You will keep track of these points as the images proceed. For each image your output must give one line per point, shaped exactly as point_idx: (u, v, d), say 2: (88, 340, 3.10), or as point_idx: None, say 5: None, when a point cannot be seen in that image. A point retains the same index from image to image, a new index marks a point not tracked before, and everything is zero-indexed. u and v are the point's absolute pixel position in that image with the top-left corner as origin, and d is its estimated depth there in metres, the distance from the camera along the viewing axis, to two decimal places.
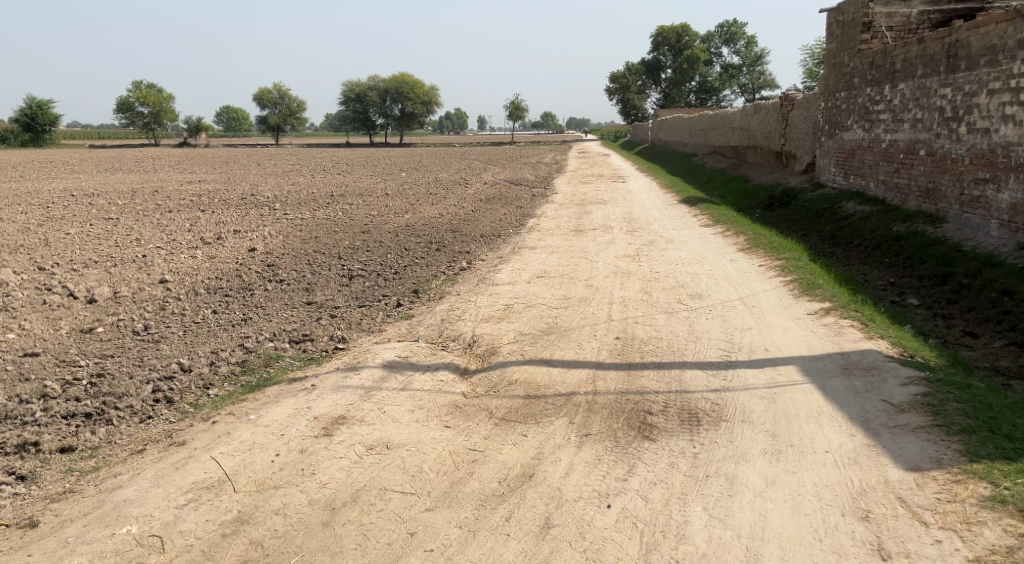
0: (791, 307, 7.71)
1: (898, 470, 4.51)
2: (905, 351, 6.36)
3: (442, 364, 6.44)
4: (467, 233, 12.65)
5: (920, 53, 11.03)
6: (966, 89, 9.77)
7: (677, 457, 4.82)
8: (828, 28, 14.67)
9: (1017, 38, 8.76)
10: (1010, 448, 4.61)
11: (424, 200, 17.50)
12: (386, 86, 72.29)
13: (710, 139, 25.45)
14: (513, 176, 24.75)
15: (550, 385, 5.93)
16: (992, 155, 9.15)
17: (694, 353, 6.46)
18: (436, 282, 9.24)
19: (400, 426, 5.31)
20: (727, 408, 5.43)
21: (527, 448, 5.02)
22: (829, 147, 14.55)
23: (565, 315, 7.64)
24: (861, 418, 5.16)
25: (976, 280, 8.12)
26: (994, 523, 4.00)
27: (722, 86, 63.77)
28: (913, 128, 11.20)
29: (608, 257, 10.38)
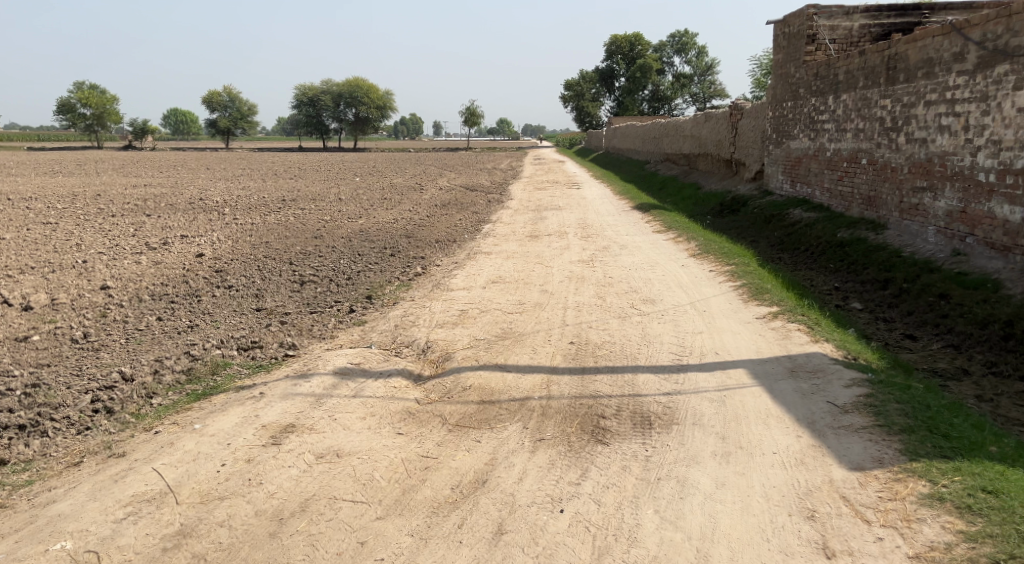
0: (741, 311, 7.86)
1: (842, 470, 4.63)
2: (849, 353, 6.55)
3: (395, 370, 6.37)
4: (422, 238, 12.58)
5: (862, 65, 11.37)
6: (905, 100, 10.10)
7: (629, 460, 4.86)
8: (775, 40, 15.04)
9: (952, 51, 9.09)
10: (948, 447, 4.77)
11: (378, 205, 17.37)
12: (339, 91, 71.54)
13: (662, 147, 25.79)
14: (469, 182, 24.74)
15: (504, 390, 5.91)
16: (929, 164, 9.48)
17: (646, 357, 6.53)
18: (390, 287, 9.16)
19: (352, 434, 5.23)
20: (678, 411, 5.50)
21: (481, 453, 4.99)
22: (777, 156, 14.92)
23: (520, 321, 7.64)
24: (807, 419, 5.28)
25: (916, 284, 8.40)
26: (933, 520, 4.12)
27: (674, 94, 64.79)
28: (856, 137, 11.55)
29: (563, 263, 10.44)
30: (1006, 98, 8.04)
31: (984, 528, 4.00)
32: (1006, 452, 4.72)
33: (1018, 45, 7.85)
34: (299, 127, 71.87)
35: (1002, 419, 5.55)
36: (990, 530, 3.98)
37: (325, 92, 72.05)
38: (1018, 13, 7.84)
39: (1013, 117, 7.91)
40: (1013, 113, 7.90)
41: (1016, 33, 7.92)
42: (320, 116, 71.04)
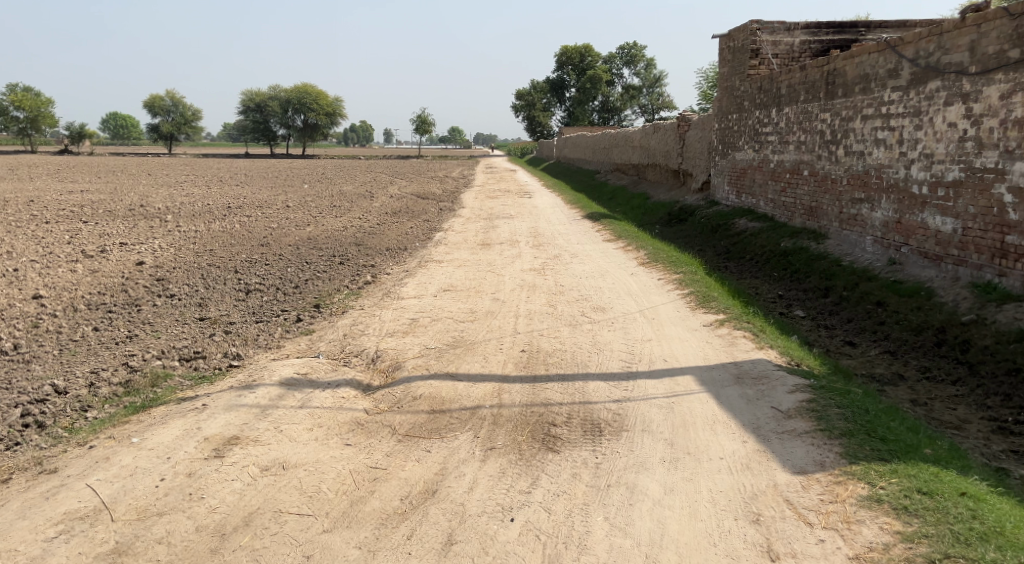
0: (689, 318, 7.99)
1: (785, 474, 4.73)
2: (792, 359, 6.72)
3: (344, 380, 6.27)
4: (372, 246, 12.45)
5: (802, 79, 11.72)
6: (844, 115, 10.44)
7: (579, 468, 4.88)
8: (720, 54, 15.39)
9: (886, 68, 9.43)
10: (885, 450, 4.92)
11: (328, 213, 17.15)
12: (288, 97, 70.50)
13: (612, 157, 26.09)
14: (421, 190, 24.59)
15: (455, 399, 5.88)
16: (867, 176, 9.82)
17: (597, 365, 6.58)
18: (339, 296, 9.04)
19: (298, 446, 5.13)
20: (627, 418, 5.55)
21: (430, 463, 4.95)
22: (723, 167, 15.26)
23: (471, 329, 7.62)
24: (752, 424, 5.39)
25: (855, 292, 8.68)
26: (872, 521, 4.22)
27: (624, 105, 65.74)
28: (798, 149, 11.89)
29: (515, 271, 10.45)
30: (937, 114, 8.37)
31: (920, 528, 4.12)
32: (939, 455, 4.90)
33: (949, 62, 8.18)
34: (245, 133, 70.48)
35: (936, 422, 5.75)
36: (925, 530, 4.10)
37: (273, 98, 70.91)
38: (948, 31, 8.18)
39: (944, 132, 8.25)
40: (945, 127, 8.23)
41: (947, 51, 8.26)
42: (267, 122, 69.87)
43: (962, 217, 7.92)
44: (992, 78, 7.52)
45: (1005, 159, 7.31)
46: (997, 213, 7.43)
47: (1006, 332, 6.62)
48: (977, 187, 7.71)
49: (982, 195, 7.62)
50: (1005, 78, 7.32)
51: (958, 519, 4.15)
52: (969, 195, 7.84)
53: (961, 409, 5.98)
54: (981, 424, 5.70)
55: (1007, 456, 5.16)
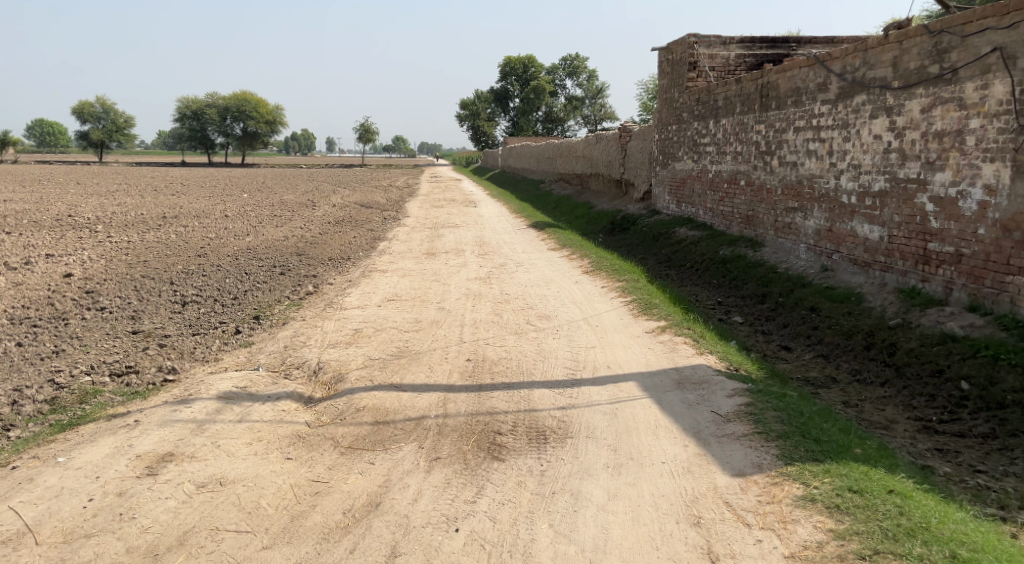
0: (631, 325, 8.11)
1: (725, 477, 4.84)
2: (731, 364, 6.88)
3: (285, 393, 6.16)
4: (314, 256, 12.25)
5: (738, 92, 12.06)
6: (777, 126, 10.79)
7: (525, 476, 4.89)
8: (659, 66, 15.72)
9: (816, 82, 9.78)
10: (818, 450, 5.08)
11: (268, 222, 16.81)
12: (226, 104, 68.88)
13: (556, 166, 26.32)
14: (364, 199, 24.33)
15: (399, 410, 5.83)
16: (800, 186, 10.16)
17: (542, 373, 6.61)
18: (280, 307, 8.87)
19: (236, 461, 5.00)
20: (572, 425, 5.59)
21: (374, 476, 4.88)
22: (663, 177, 15.57)
23: (416, 339, 7.57)
24: (693, 429, 5.49)
25: (790, 299, 8.96)
26: (807, 520, 4.34)
27: (567, 116, 66.44)
28: (734, 160, 12.23)
29: (460, 280, 10.44)
30: (864, 126, 8.72)
31: (851, 526, 4.25)
32: (869, 454, 5.08)
33: (874, 77, 8.53)
34: (181, 141, 68.62)
35: (866, 423, 5.97)
36: (856, 528, 4.23)
37: (211, 105, 69.20)
38: (873, 47, 8.53)
39: (871, 144, 8.60)
40: (871, 140, 8.58)
41: (871, 66, 8.61)
42: (204, 130, 68.21)
43: (889, 225, 8.27)
44: (913, 93, 7.87)
45: (927, 170, 7.67)
46: (920, 221, 7.78)
47: (930, 335, 6.92)
48: (902, 197, 8.07)
49: (906, 204, 7.97)
50: (926, 92, 7.67)
51: (887, 516, 4.30)
52: (894, 204, 8.19)
53: (889, 410, 6.22)
54: (908, 423, 5.94)
55: (931, 454, 5.38)
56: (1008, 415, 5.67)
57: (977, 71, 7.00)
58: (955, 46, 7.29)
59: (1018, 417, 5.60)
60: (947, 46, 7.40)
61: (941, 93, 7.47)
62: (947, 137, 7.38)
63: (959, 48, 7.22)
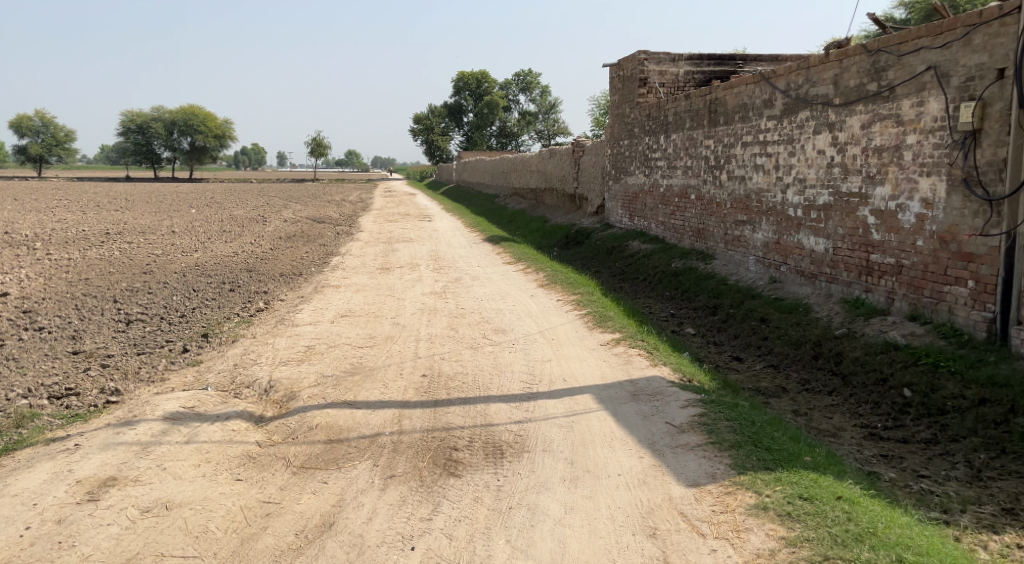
0: (586, 338, 8.15)
1: (680, 487, 4.88)
2: (685, 376, 6.97)
3: (235, 412, 6.01)
4: (265, 272, 12.01)
5: (687, 108, 12.30)
6: (725, 141, 11.03)
7: (481, 491, 4.86)
8: (611, 82, 15.94)
9: (761, 98, 10.05)
10: (769, 459, 5.16)
11: (217, 238, 16.44)
12: (173, 118, 67.39)
13: (510, 181, 26.43)
14: (315, 214, 24.02)
15: (353, 428, 5.73)
16: (748, 200, 10.40)
17: (498, 387, 6.58)
18: (229, 324, 8.66)
19: (183, 484, 4.85)
20: (528, 439, 5.58)
21: (327, 495, 4.79)
22: (616, 191, 15.78)
23: (370, 355, 7.48)
24: (648, 440, 5.54)
25: (740, 310, 9.14)
26: (759, 528, 4.40)
27: (521, 131, 66.88)
28: (685, 174, 12.46)
29: (415, 295, 10.37)
30: (808, 141, 8.97)
31: (802, 533, 4.32)
32: (818, 461, 5.18)
33: (817, 93, 8.79)
34: (126, 156, 66.89)
35: (815, 431, 6.10)
36: (806, 534, 4.30)
37: (157, 118, 67.58)
38: (815, 65, 8.79)
39: (814, 158, 8.85)
40: (814, 154, 8.84)
41: (814, 84, 8.87)
42: (150, 144, 66.58)
43: (833, 237, 8.52)
44: (854, 109, 8.13)
45: (868, 184, 7.93)
46: (863, 233, 8.03)
47: (873, 344, 7.12)
48: (845, 209, 8.32)
49: (850, 217, 8.22)
50: (865, 109, 7.94)
51: (836, 522, 4.38)
52: (837, 217, 8.44)
53: (836, 418, 6.37)
54: (855, 431, 6.09)
55: (876, 460, 5.53)
56: (949, 421, 5.86)
57: (913, 88, 7.27)
58: (892, 64, 7.56)
59: (957, 422, 5.79)
60: (885, 65, 7.67)
61: (879, 110, 7.74)
62: (886, 153, 7.65)
63: (896, 67, 7.50)
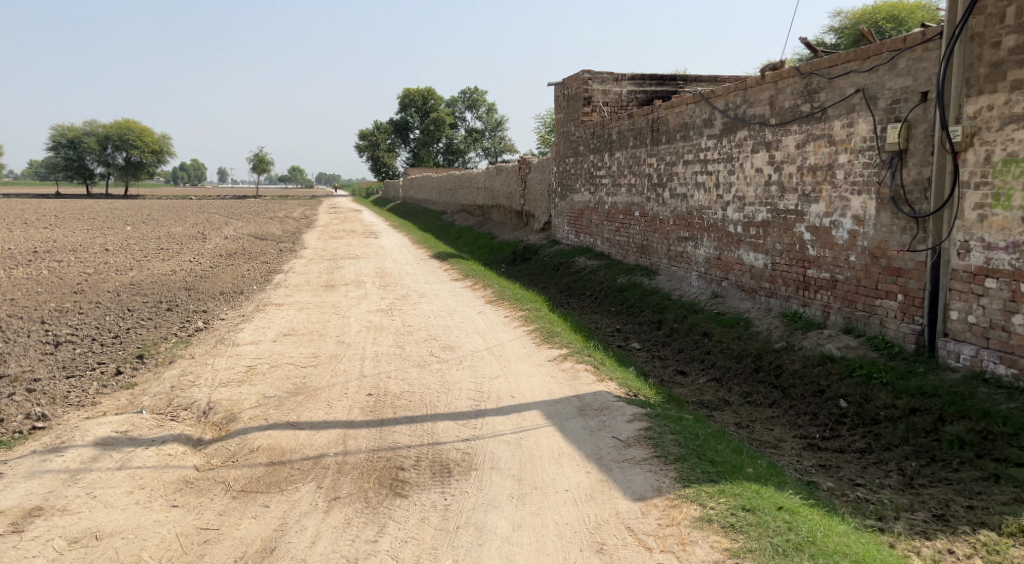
0: (534, 354, 8.17)
1: (626, 502, 4.91)
2: (631, 390, 7.03)
3: (171, 436, 5.80)
4: (204, 291, 11.69)
5: (631, 127, 12.52)
6: (667, 160, 11.26)
7: (428, 511, 4.79)
8: (555, 101, 16.14)
9: (701, 117, 10.30)
10: (713, 471, 5.24)
11: (153, 256, 15.93)
12: (107, 133, 65.28)
13: (457, 199, 26.42)
14: (257, 231, 23.51)
15: (296, 449, 5.60)
16: (690, 217, 10.62)
17: (445, 405, 6.53)
18: (166, 344, 8.39)
19: (114, 512, 4.65)
20: (476, 457, 5.54)
21: (269, 519, 4.66)
22: (562, 208, 15.93)
23: (313, 375, 7.33)
24: (595, 455, 5.56)
25: (683, 324, 9.31)
26: (704, 541, 4.45)
27: (467, 148, 67.03)
28: (629, 192, 12.66)
29: (361, 313, 10.23)
30: (746, 160, 9.23)
31: (745, 544, 4.39)
32: (760, 473, 5.28)
33: (754, 114, 9.06)
34: (57, 171, 64.46)
35: (756, 442, 6.23)
36: (749, 545, 4.37)
37: (90, 133, 65.26)
38: (752, 86, 9.06)
39: (752, 176, 9.12)
40: (752, 173, 9.09)
41: (751, 104, 9.14)
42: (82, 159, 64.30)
43: (771, 253, 8.76)
44: (789, 129, 8.41)
45: (803, 202, 8.19)
46: (799, 249, 8.28)
47: (811, 357, 7.34)
48: (782, 226, 8.57)
49: (787, 233, 8.48)
50: (800, 129, 8.21)
51: (777, 532, 4.47)
52: (775, 233, 8.69)
53: (777, 429, 6.52)
54: (795, 442, 6.24)
55: (815, 470, 5.67)
56: (882, 431, 6.05)
57: (843, 110, 7.57)
58: (824, 87, 7.85)
59: (890, 431, 6.00)
60: (816, 87, 7.96)
61: (813, 130, 8.02)
62: (819, 171, 7.92)
63: (827, 89, 7.79)
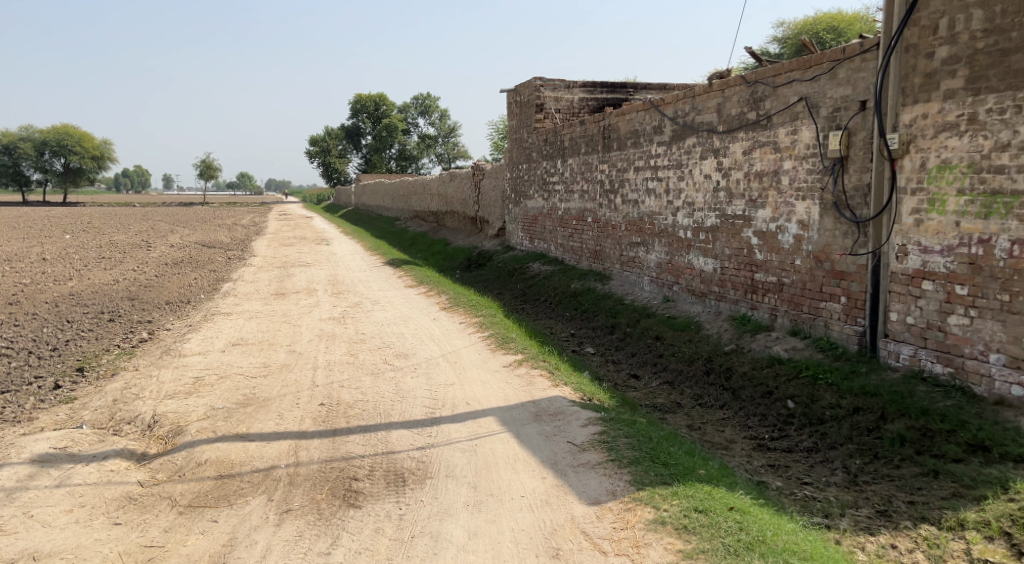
0: (489, 360, 8.16)
1: (581, 506, 4.93)
2: (585, 395, 7.07)
3: (113, 451, 5.62)
4: (149, 300, 11.36)
5: (582, 133, 12.63)
6: (619, 166, 11.39)
7: (382, 521, 4.73)
8: (508, 108, 16.20)
9: (651, 124, 10.44)
10: (667, 474, 5.30)
11: (94, 265, 15.42)
12: (45, 137, 63.06)
13: (411, 205, 26.25)
14: (204, 238, 22.97)
15: (246, 462, 5.47)
16: (641, 223, 10.76)
17: (399, 413, 6.46)
18: (108, 356, 8.12)
19: (53, 532, 4.47)
20: (431, 465, 5.49)
21: (217, 534, 4.54)
22: (516, 214, 15.97)
23: (264, 385, 7.18)
24: (550, 461, 5.57)
25: (636, 328, 9.41)
26: (657, 543, 4.49)
27: (421, 154, 66.71)
28: (582, 198, 12.76)
29: (312, 321, 10.08)
30: (695, 166, 9.39)
31: (698, 545, 4.44)
32: (712, 474, 5.36)
33: (702, 121, 9.23)
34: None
35: (708, 444, 6.33)
36: (702, 546, 4.43)
37: (26, 138, 62.94)
38: (700, 94, 9.24)
39: (701, 182, 9.29)
40: (701, 179, 9.26)
41: (699, 111, 9.31)
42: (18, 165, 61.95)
43: (720, 258, 8.93)
44: (736, 136, 8.59)
45: (750, 207, 8.37)
46: (747, 254, 8.46)
47: (760, 359, 7.50)
48: (730, 231, 8.74)
49: (735, 238, 8.66)
50: (746, 136, 8.39)
51: (728, 532, 4.53)
52: (724, 238, 8.86)
53: (728, 431, 6.64)
54: (745, 442, 6.36)
55: (765, 470, 5.78)
56: (828, 430, 6.21)
57: (787, 117, 7.77)
58: (769, 95, 8.04)
59: (835, 431, 6.16)
60: (762, 95, 8.15)
61: (759, 138, 8.21)
62: (765, 178, 8.12)
63: (772, 97, 7.99)
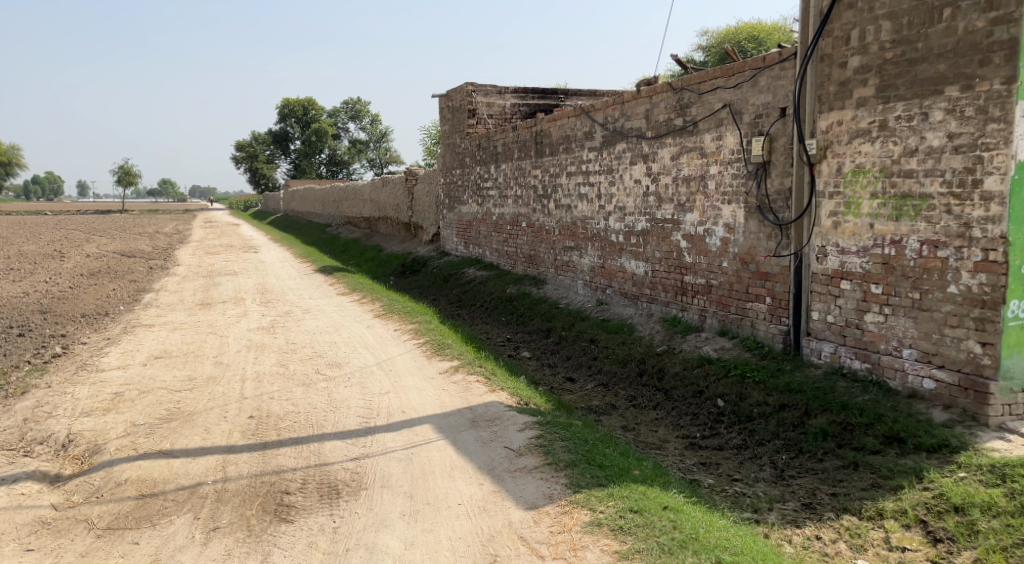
0: (424, 367, 8.08)
1: (519, 511, 4.91)
2: (521, 399, 7.08)
3: (24, 474, 5.30)
4: (63, 313, 10.81)
5: (515, 139, 12.68)
6: (552, 171, 11.48)
7: (316, 535, 4.61)
8: (440, 113, 16.13)
9: (582, 130, 10.57)
10: (602, 475, 5.35)
11: (3, 277, 14.58)
12: None
13: (342, 211, 25.84)
14: (124, 248, 22.01)
15: (170, 480, 5.24)
16: (574, 227, 10.87)
17: (333, 424, 6.32)
18: (18, 374, 7.67)
19: None
20: (365, 476, 5.39)
21: (139, 557, 4.33)
22: (450, 220, 15.91)
23: (189, 399, 6.91)
24: (487, 467, 5.55)
25: (571, 332, 9.49)
26: (594, 545, 4.52)
27: (352, 159, 65.81)
28: (515, 203, 12.80)
29: (241, 331, 9.77)
30: (625, 171, 9.55)
31: (633, 545, 4.49)
32: (646, 474, 5.43)
33: (631, 127, 9.39)
34: None
35: (642, 444, 6.42)
36: (637, 546, 4.47)
37: None
38: (629, 100, 9.40)
39: (632, 187, 9.45)
40: (632, 184, 9.43)
41: (628, 117, 9.48)
42: None
43: (651, 261, 9.10)
44: (664, 142, 8.77)
45: (679, 211, 8.56)
46: (676, 257, 8.65)
47: (690, 359, 7.67)
48: (660, 235, 8.92)
49: (665, 242, 8.83)
50: (673, 142, 8.58)
51: (662, 531, 4.60)
52: (654, 242, 9.02)
53: (661, 431, 6.75)
54: (677, 442, 6.47)
55: (697, 468, 5.90)
56: (756, 427, 6.39)
57: (712, 123, 7.98)
58: (694, 102, 8.25)
59: (763, 427, 6.34)
60: (688, 102, 8.35)
61: (686, 143, 8.40)
62: (692, 182, 8.32)
63: (697, 104, 8.20)
